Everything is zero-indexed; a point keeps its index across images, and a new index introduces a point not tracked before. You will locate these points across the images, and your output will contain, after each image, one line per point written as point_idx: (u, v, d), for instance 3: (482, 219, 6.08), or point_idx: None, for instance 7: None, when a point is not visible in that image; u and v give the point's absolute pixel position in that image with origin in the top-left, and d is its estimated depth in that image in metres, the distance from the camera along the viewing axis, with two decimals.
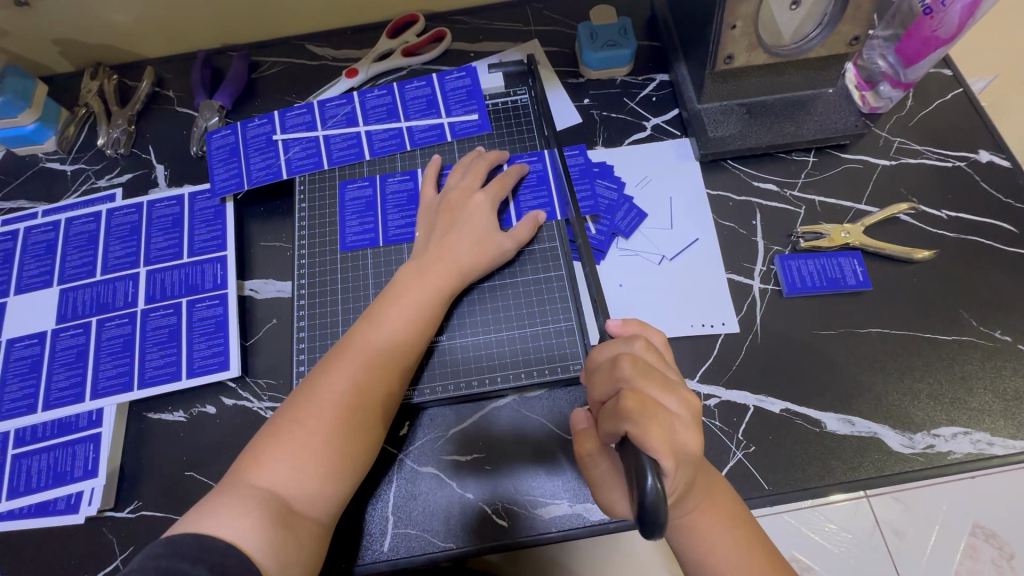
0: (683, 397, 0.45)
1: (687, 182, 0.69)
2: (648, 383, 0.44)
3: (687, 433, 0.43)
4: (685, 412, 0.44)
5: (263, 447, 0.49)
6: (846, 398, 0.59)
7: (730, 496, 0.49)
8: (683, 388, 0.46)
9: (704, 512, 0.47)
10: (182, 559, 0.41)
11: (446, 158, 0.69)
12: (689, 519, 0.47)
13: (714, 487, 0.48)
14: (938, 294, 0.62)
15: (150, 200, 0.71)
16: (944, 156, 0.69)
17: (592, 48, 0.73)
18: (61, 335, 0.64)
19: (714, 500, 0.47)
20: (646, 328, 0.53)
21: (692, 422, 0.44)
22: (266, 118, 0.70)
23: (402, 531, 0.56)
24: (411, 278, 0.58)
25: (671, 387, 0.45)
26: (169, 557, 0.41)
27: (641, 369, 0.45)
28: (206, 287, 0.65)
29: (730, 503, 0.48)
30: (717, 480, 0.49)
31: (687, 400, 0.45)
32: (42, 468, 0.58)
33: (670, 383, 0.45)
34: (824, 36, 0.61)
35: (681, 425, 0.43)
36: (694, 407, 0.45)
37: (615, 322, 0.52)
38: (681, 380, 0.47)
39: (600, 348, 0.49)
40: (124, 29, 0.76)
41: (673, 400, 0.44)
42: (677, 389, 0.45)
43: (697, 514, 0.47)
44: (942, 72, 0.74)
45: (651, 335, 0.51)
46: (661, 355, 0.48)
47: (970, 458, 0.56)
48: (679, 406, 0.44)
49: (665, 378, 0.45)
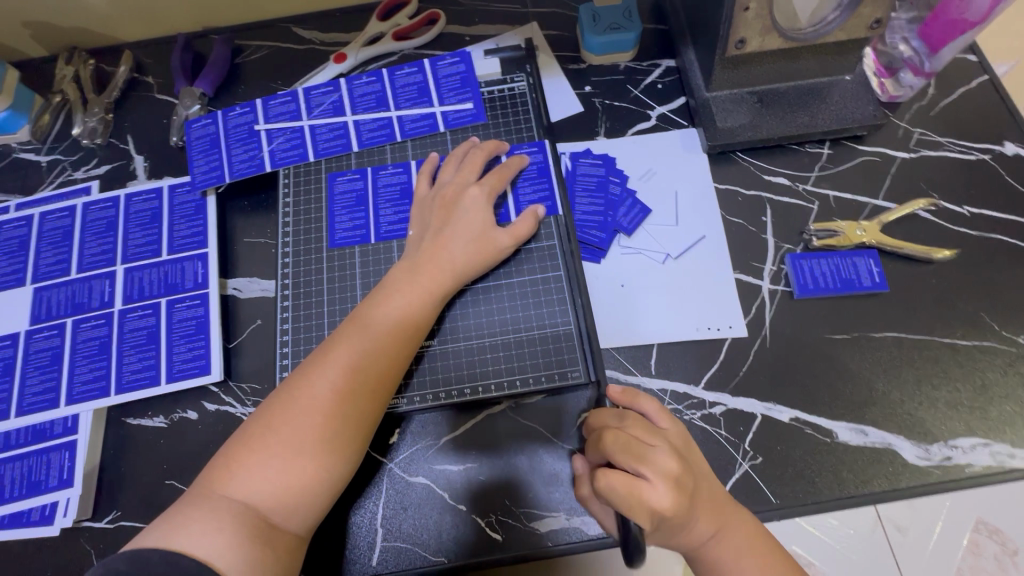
0: (660, 467, 0.42)
1: (693, 175, 0.65)
2: (623, 457, 0.43)
3: (661, 501, 0.41)
4: (662, 484, 0.41)
5: (237, 455, 0.47)
6: (859, 406, 0.56)
7: (749, 519, 0.46)
8: (663, 455, 0.43)
9: (720, 542, 0.45)
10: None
11: (440, 150, 0.65)
12: (706, 551, 0.45)
13: (728, 513, 0.45)
14: (958, 296, 0.59)
15: (128, 193, 0.67)
16: (967, 148, 0.65)
17: (594, 32, 0.69)
18: (34, 337, 0.61)
19: (731, 530, 0.45)
20: (638, 397, 0.49)
21: (669, 491, 0.41)
22: (248, 107, 0.66)
23: (391, 544, 0.53)
24: (400, 279, 0.55)
25: (647, 458, 0.42)
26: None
27: (619, 441, 0.44)
28: (186, 286, 0.62)
29: (750, 528, 0.46)
30: (735, 505, 0.46)
31: (665, 469, 0.42)
32: (16, 478, 0.56)
33: (646, 454, 0.43)
34: (843, 20, 0.57)
35: (652, 494, 0.41)
36: (675, 474, 0.42)
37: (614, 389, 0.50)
38: (666, 447, 0.44)
39: (595, 415, 0.49)
40: (100, 12, 0.72)
41: (648, 469, 0.42)
42: (654, 458, 0.43)
43: (713, 545, 0.45)
44: (967, 57, 0.70)
45: (642, 405, 0.48)
46: (650, 426, 0.46)
47: (990, 471, 0.53)
48: (655, 477, 0.41)
49: (644, 449, 0.43)
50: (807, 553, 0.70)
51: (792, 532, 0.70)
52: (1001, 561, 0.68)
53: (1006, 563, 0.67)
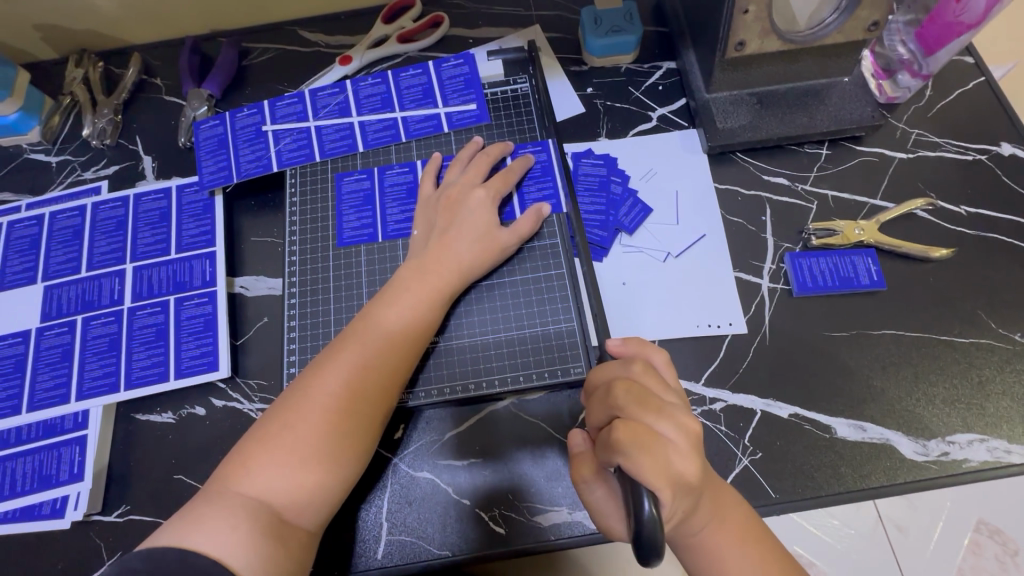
0: (681, 422, 0.42)
1: (694, 174, 0.66)
2: (643, 412, 0.42)
3: (683, 461, 0.40)
4: (682, 438, 0.41)
5: (250, 453, 0.48)
6: (858, 402, 0.56)
7: (743, 512, 0.47)
8: (680, 412, 0.43)
9: (715, 531, 0.45)
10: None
11: (444, 151, 0.66)
12: (700, 539, 0.45)
13: (724, 504, 0.46)
14: (955, 295, 0.60)
15: (137, 192, 0.68)
16: (964, 148, 0.66)
17: (596, 35, 0.70)
18: (45, 334, 0.62)
19: (724, 518, 0.46)
20: (648, 348, 0.49)
21: (691, 450, 0.41)
22: (255, 108, 0.68)
23: (396, 537, 0.54)
24: (408, 279, 0.56)
25: (666, 412, 0.42)
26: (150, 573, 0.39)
27: (635, 395, 0.43)
28: (194, 283, 0.63)
29: (742, 518, 0.46)
30: (728, 495, 0.47)
31: (685, 425, 0.42)
32: (27, 472, 0.57)
33: (666, 408, 0.42)
34: (841, 22, 0.58)
35: (675, 453, 0.40)
36: (693, 433, 0.42)
37: (615, 342, 0.50)
38: (681, 404, 0.44)
39: (598, 370, 0.47)
40: (109, 15, 0.73)
41: (668, 425, 0.41)
42: (674, 413, 0.42)
43: (707, 533, 0.45)
44: (963, 59, 0.71)
45: (651, 355, 0.48)
46: (660, 378, 0.46)
47: (987, 466, 0.54)
48: (675, 432, 0.41)
49: (662, 404, 0.43)
50: (808, 553, 0.71)
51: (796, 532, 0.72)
52: (1002, 561, 0.69)
53: (1006, 563, 0.69)
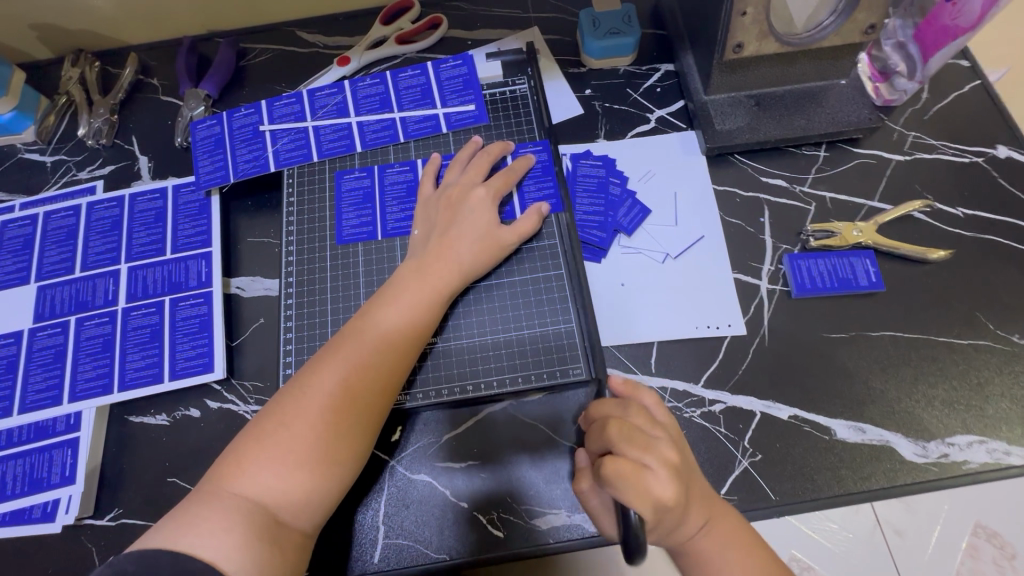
0: (662, 454, 0.41)
1: (692, 175, 0.66)
2: (628, 448, 0.41)
3: (664, 492, 0.40)
4: (663, 469, 0.40)
5: (246, 451, 0.47)
6: (856, 404, 0.56)
7: (737, 521, 0.46)
8: (663, 444, 0.42)
9: (707, 536, 0.45)
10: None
11: (444, 150, 0.66)
12: (695, 543, 0.45)
13: (718, 510, 0.46)
14: (954, 297, 0.60)
15: (132, 192, 0.67)
16: (961, 151, 0.66)
17: (595, 37, 0.70)
18: (38, 334, 0.61)
19: (719, 523, 0.45)
20: (639, 389, 0.49)
21: (671, 478, 0.40)
22: (253, 108, 0.67)
23: (394, 540, 0.54)
24: (409, 278, 0.56)
25: (652, 446, 0.41)
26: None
27: (625, 434, 0.42)
28: (190, 284, 0.62)
29: (735, 525, 0.46)
30: (720, 500, 0.47)
31: (667, 457, 0.41)
32: (18, 475, 0.56)
33: (652, 442, 0.42)
34: (838, 25, 0.58)
35: (653, 482, 0.39)
36: (675, 464, 0.41)
37: (617, 379, 0.49)
38: (668, 438, 0.44)
39: (595, 406, 0.47)
40: (105, 15, 0.73)
41: (653, 458, 0.41)
42: (659, 447, 0.42)
43: (701, 537, 0.45)
44: (959, 63, 0.71)
45: (642, 397, 0.48)
46: (652, 416, 0.45)
47: (986, 468, 0.54)
48: (658, 464, 0.41)
49: (648, 439, 0.42)
50: (806, 557, 0.71)
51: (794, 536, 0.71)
52: (999, 564, 0.69)
53: (1004, 566, 0.68)
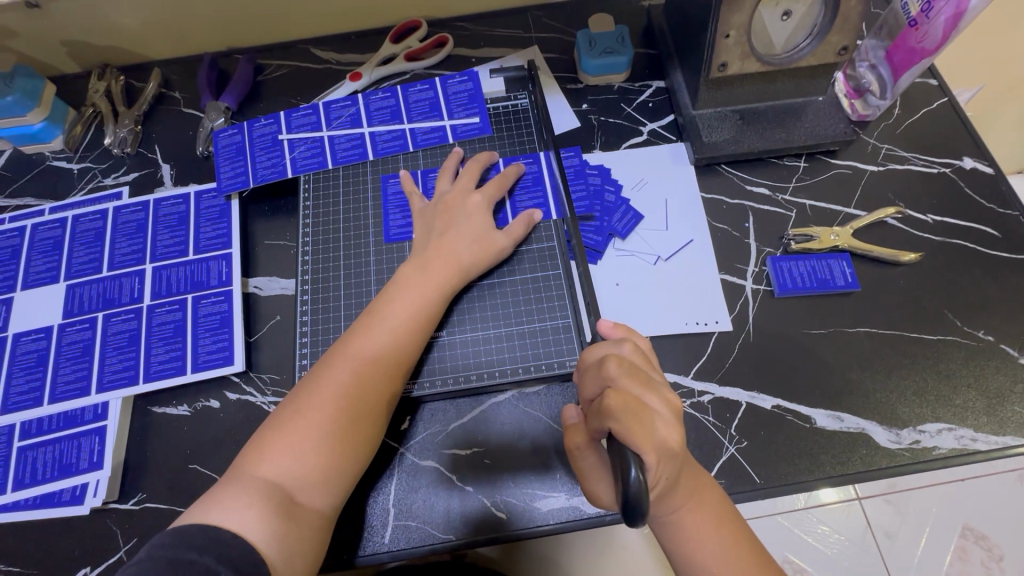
0: (665, 395, 0.46)
1: (681, 184, 0.71)
2: (631, 383, 0.45)
3: (668, 430, 0.44)
4: (667, 409, 0.45)
5: (266, 438, 0.51)
6: (834, 395, 0.60)
7: (717, 494, 0.50)
8: (665, 387, 0.47)
9: (692, 510, 0.48)
10: (189, 549, 0.42)
11: (410, 165, 0.70)
12: (678, 517, 0.48)
13: (702, 487, 0.49)
14: (924, 296, 0.64)
15: (156, 198, 0.72)
16: (930, 162, 0.71)
17: (591, 55, 0.75)
18: (67, 330, 0.65)
19: (702, 501, 0.49)
20: (631, 332, 0.54)
21: (673, 419, 0.45)
22: (271, 119, 0.72)
23: (403, 523, 0.57)
24: (411, 276, 0.60)
25: (653, 386, 0.46)
26: (175, 548, 0.42)
27: (626, 369, 0.46)
28: (211, 283, 0.66)
29: (717, 503, 0.49)
30: (705, 479, 0.50)
31: (669, 399, 0.46)
32: (47, 461, 0.59)
33: (653, 383, 0.46)
34: (814, 46, 0.63)
35: (661, 422, 0.44)
36: (676, 406, 0.46)
37: (606, 323, 0.54)
38: (666, 381, 0.48)
39: (590, 349, 0.51)
40: (132, 32, 0.77)
41: (655, 398, 0.45)
42: (660, 389, 0.46)
43: (685, 513, 0.48)
44: (928, 81, 0.77)
45: (637, 340, 0.53)
46: (646, 357, 0.50)
47: (954, 453, 0.58)
48: (661, 404, 0.45)
49: (648, 378, 0.46)
50: (800, 560, 0.79)
51: (790, 541, 0.79)
52: (987, 566, 0.75)
53: (991, 568, 0.75)
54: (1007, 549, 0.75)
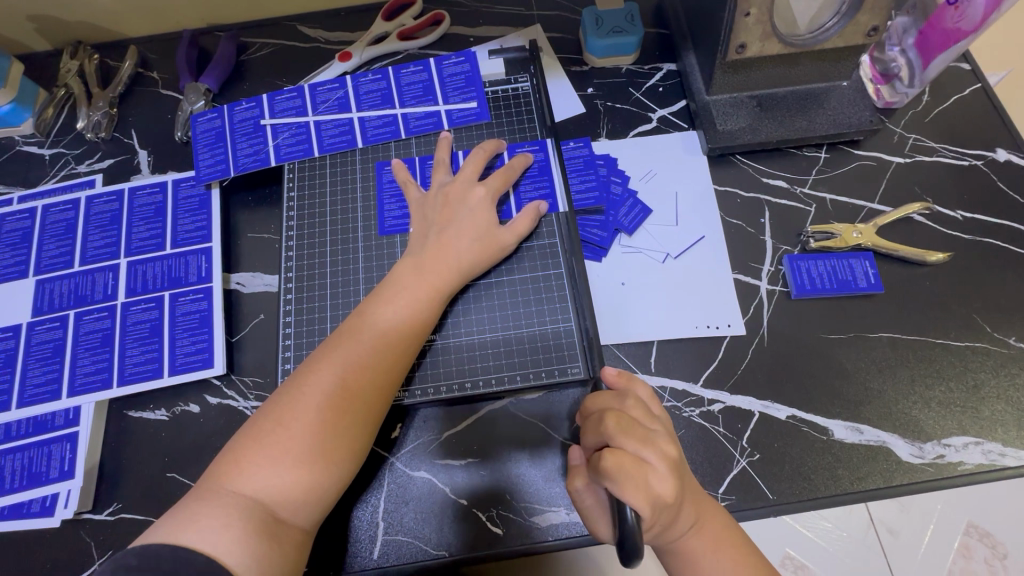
0: (663, 448, 0.42)
1: (694, 176, 0.66)
2: (626, 440, 0.42)
3: (662, 484, 0.40)
4: (662, 463, 0.41)
5: (244, 449, 0.47)
6: (854, 405, 0.56)
7: (724, 518, 0.47)
8: (662, 439, 0.43)
9: (696, 535, 0.45)
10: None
11: (403, 153, 0.66)
12: (682, 543, 0.45)
13: (705, 510, 0.46)
14: (952, 298, 0.60)
15: (132, 186, 0.67)
16: (960, 154, 0.67)
17: (598, 35, 0.70)
18: (36, 328, 0.61)
19: (705, 523, 0.46)
20: (634, 382, 0.50)
21: (670, 474, 0.41)
22: (254, 102, 0.67)
23: (393, 537, 0.54)
24: (406, 277, 0.55)
25: (650, 440, 0.42)
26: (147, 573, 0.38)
27: (622, 426, 0.43)
28: (190, 279, 0.62)
29: (722, 523, 0.46)
30: (707, 501, 0.47)
31: (667, 453, 0.42)
32: (16, 469, 0.56)
33: (649, 436, 0.42)
34: (841, 26, 0.58)
35: (654, 477, 0.40)
36: (674, 460, 0.42)
37: (610, 371, 0.50)
38: (665, 432, 0.45)
39: (592, 399, 0.48)
40: (105, 7, 0.72)
41: (650, 452, 0.41)
42: (658, 441, 0.43)
43: (689, 538, 0.45)
44: (960, 66, 0.72)
45: (638, 389, 0.49)
46: (650, 409, 0.46)
47: (982, 469, 0.54)
48: (657, 458, 0.41)
49: (647, 433, 0.43)
50: (800, 555, 0.70)
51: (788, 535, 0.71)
52: (990, 564, 0.69)
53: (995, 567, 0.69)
54: (1012, 546, 0.69)
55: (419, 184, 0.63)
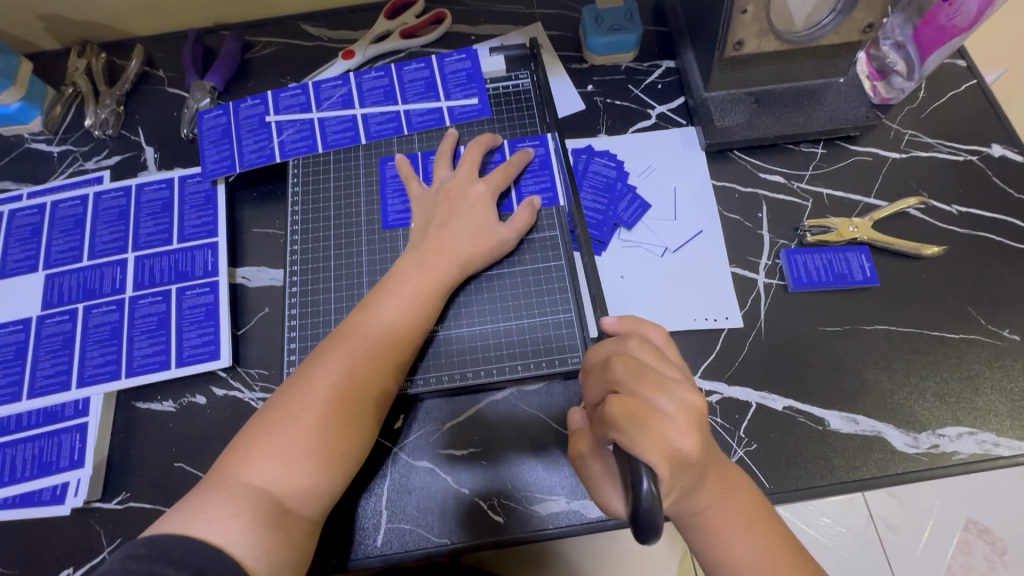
0: (679, 397, 0.42)
1: (692, 171, 0.67)
2: (639, 386, 0.42)
3: (682, 436, 0.41)
4: (681, 413, 0.42)
5: (253, 440, 0.48)
6: (850, 395, 0.57)
7: (748, 490, 0.47)
8: (679, 387, 0.43)
9: (721, 509, 0.46)
10: (165, 560, 0.39)
11: (406, 149, 0.67)
12: (704, 517, 0.46)
13: (730, 482, 0.47)
14: (947, 291, 0.61)
15: (139, 182, 0.68)
16: (956, 149, 0.67)
17: (597, 33, 0.71)
18: (46, 322, 0.62)
19: (730, 494, 0.46)
20: (643, 324, 0.51)
21: (689, 423, 0.42)
22: (259, 99, 0.68)
23: (396, 525, 0.55)
24: (409, 270, 0.56)
25: (665, 387, 0.43)
26: (155, 557, 0.39)
27: (632, 371, 0.43)
28: (196, 273, 0.63)
29: (746, 496, 0.47)
30: (732, 474, 0.47)
31: (685, 400, 0.43)
32: (27, 458, 0.57)
33: (664, 383, 0.43)
34: (837, 23, 0.59)
35: (674, 428, 0.41)
36: (694, 407, 0.43)
37: (610, 319, 0.50)
38: (682, 379, 0.45)
39: (596, 348, 0.48)
40: (112, 6, 0.73)
41: (667, 400, 0.42)
42: (673, 388, 0.43)
43: (712, 513, 0.46)
44: (956, 63, 0.72)
45: (647, 332, 0.50)
46: (659, 352, 0.46)
47: (975, 459, 0.55)
48: (674, 406, 0.42)
49: (660, 379, 0.43)
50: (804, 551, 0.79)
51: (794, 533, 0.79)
52: (990, 560, 0.77)
53: (994, 562, 0.77)
54: (1009, 543, 0.78)
55: (422, 179, 0.64)
